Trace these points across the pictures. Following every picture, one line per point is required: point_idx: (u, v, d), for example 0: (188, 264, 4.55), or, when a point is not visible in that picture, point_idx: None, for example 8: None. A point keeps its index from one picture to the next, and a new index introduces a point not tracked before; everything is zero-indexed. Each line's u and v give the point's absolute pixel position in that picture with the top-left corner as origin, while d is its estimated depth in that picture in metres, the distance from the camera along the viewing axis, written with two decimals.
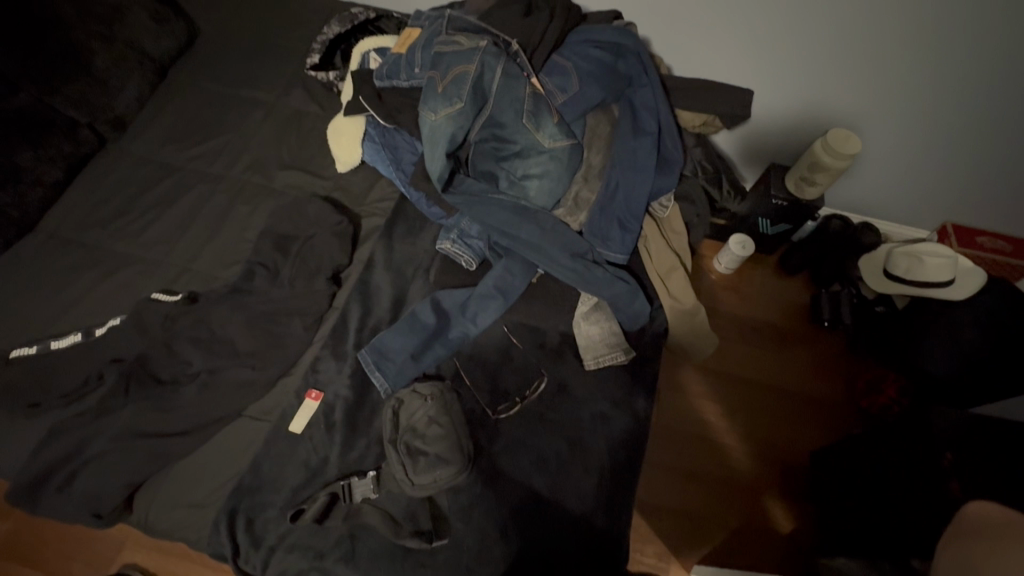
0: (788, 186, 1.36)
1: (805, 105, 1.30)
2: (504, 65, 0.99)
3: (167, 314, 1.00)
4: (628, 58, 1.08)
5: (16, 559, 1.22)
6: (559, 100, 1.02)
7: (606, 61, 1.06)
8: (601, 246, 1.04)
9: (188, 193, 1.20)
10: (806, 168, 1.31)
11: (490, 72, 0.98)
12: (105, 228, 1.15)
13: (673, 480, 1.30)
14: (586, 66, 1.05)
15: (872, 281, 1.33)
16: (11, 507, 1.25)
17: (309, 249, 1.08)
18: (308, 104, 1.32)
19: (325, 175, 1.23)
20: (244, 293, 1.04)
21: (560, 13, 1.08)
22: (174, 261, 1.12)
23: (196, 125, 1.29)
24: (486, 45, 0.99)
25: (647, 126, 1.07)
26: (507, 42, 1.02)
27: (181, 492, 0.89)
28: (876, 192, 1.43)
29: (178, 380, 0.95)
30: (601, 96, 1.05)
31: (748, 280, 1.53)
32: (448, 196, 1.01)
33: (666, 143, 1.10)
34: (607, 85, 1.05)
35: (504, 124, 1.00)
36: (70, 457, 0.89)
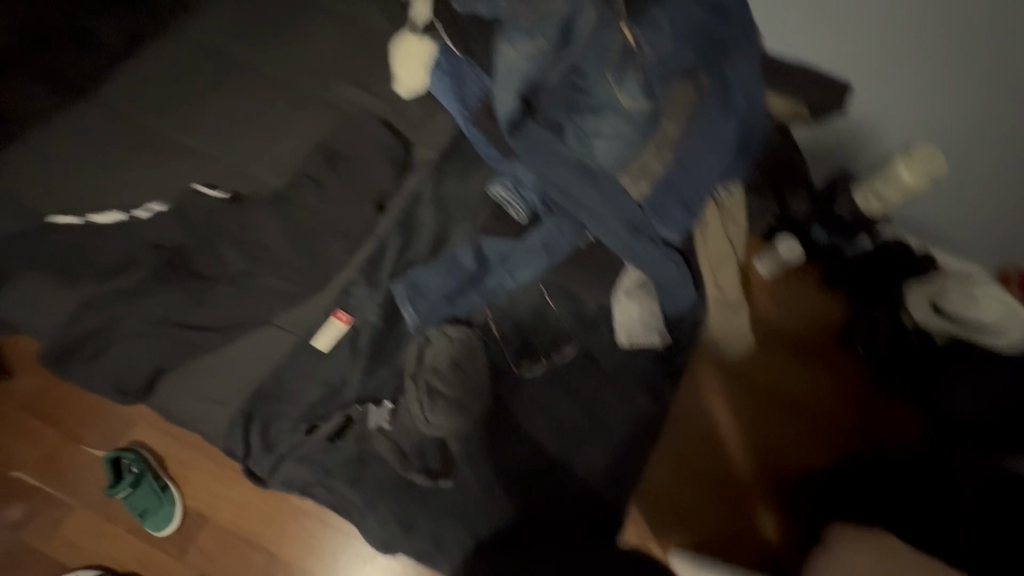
0: (855, 198, 1.28)
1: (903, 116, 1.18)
2: (600, 9, 0.90)
3: (209, 210, 0.99)
4: (731, 24, 0.99)
5: (35, 414, 1.28)
6: (649, 58, 0.93)
7: (708, 24, 0.97)
8: (659, 221, 0.99)
9: (247, 91, 1.17)
10: (879, 182, 1.23)
11: (581, 14, 0.89)
12: (157, 109, 1.13)
13: (669, 467, 1.30)
14: (685, 24, 0.96)
15: (917, 314, 1.27)
16: (35, 365, 1.31)
17: (357, 169, 1.06)
18: (377, 16, 1.26)
19: (384, 96, 1.19)
20: (287, 201, 1.03)
21: None
22: (221, 156, 1.10)
23: (260, 18, 1.24)
24: None
25: (736, 104, 0.99)
26: None
27: (199, 386, 0.89)
28: (950, 222, 1.32)
29: (211, 276, 0.94)
30: (693, 60, 0.96)
31: (787, 285, 1.47)
32: (510, 140, 0.96)
33: (750, 126, 1.03)
34: (702, 51, 0.96)
35: (586, 74, 0.92)
36: (101, 330, 0.90)
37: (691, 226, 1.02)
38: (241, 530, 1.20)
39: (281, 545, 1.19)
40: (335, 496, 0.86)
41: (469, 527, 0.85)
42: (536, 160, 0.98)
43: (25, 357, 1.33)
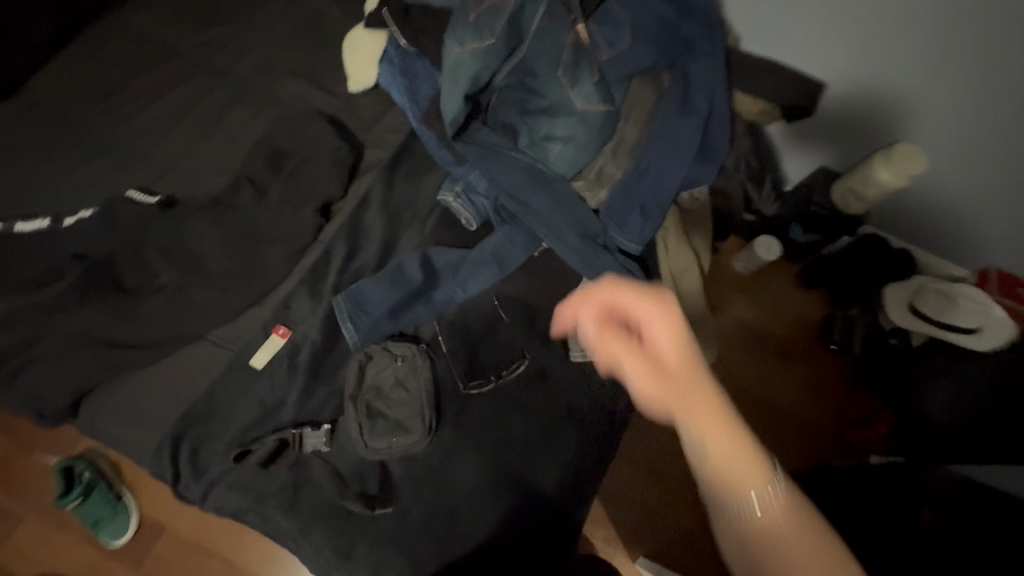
0: (832, 193, 1.23)
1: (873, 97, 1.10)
2: (550, 3, 0.85)
3: (140, 217, 0.92)
4: (695, 18, 0.93)
5: None
6: (604, 56, 0.89)
7: (668, 19, 0.91)
8: (616, 231, 0.93)
9: (187, 86, 1.10)
10: (858, 180, 1.17)
11: (532, 7, 0.84)
12: (89, 105, 1.05)
13: (638, 472, 1.27)
14: (643, 19, 0.90)
15: (893, 312, 1.22)
16: None
17: (303, 172, 1.00)
18: (331, 5, 1.19)
19: (336, 92, 1.12)
20: (227, 207, 0.97)
21: None
22: (159, 157, 1.03)
23: (207, 8, 1.17)
24: None
25: (699, 105, 0.91)
26: None
27: (127, 406, 0.85)
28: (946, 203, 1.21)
29: (140, 290, 0.88)
30: (652, 59, 0.90)
31: (764, 285, 1.43)
32: (458, 144, 0.91)
33: (714, 131, 0.94)
34: (662, 47, 0.90)
35: (536, 73, 0.87)
36: (18, 349, 0.84)
37: (652, 234, 0.94)
38: (196, 539, 1.17)
39: (240, 560, 1.15)
40: (268, 525, 0.82)
41: (408, 556, 0.81)
42: (484, 167, 0.92)
43: None
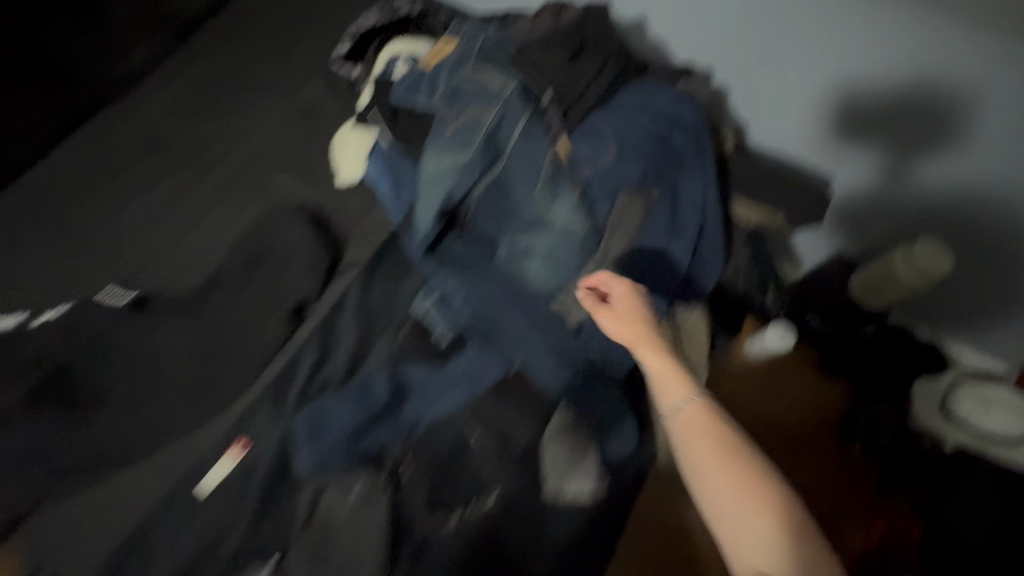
0: (855, 285, 1.24)
1: (866, 67, 1.07)
2: (526, 124, 0.87)
3: (109, 320, 0.91)
4: (684, 134, 0.91)
5: None
6: (586, 171, 0.87)
7: (655, 133, 0.89)
8: (600, 353, 0.88)
9: (176, 180, 1.10)
10: (881, 276, 1.18)
11: (508, 128, 0.87)
12: (76, 197, 1.06)
13: None
14: (628, 134, 0.88)
15: (925, 417, 1.14)
16: None
17: (278, 273, 0.98)
18: (327, 99, 1.21)
19: (323, 186, 1.12)
20: (198, 308, 0.94)
21: (610, 67, 0.92)
22: (137, 251, 1.02)
23: (205, 101, 1.20)
24: (511, 94, 0.88)
25: (688, 226, 0.89)
26: (538, 93, 0.89)
27: (62, 531, 0.78)
28: (982, 206, 1.12)
29: (97, 401, 0.86)
30: (637, 174, 0.87)
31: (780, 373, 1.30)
32: (430, 260, 0.91)
33: (705, 249, 0.92)
34: (648, 163, 0.87)
35: (512, 191, 0.88)
36: None
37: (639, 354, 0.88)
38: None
39: None
40: None
41: None
42: (458, 280, 0.90)
43: None
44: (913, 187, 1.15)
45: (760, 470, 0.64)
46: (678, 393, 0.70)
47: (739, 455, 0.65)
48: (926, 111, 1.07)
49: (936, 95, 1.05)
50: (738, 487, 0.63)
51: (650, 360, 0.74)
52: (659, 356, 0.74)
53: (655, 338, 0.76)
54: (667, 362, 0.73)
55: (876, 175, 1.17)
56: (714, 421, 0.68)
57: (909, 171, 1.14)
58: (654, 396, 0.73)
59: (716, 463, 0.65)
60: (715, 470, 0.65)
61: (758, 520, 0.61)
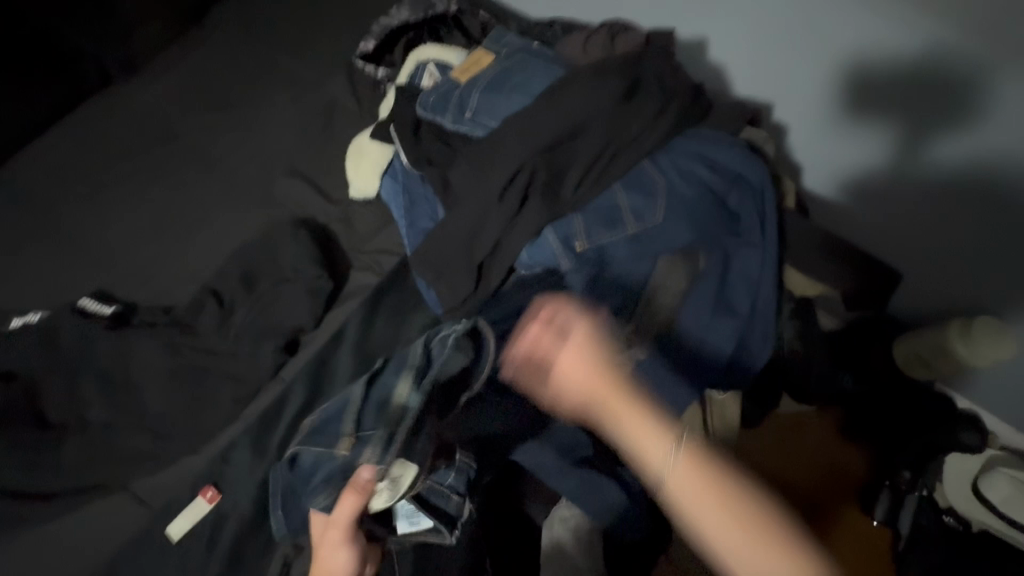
0: (897, 354, 1.07)
1: (850, 39, 0.92)
2: (560, 177, 0.79)
3: (86, 333, 0.84)
4: (744, 197, 0.80)
5: None
6: (629, 229, 0.78)
7: (710, 193, 0.79)
8: None
9: (176, 177, 1.01)
10: (930, 349, 1.02)
11: (541, 176, 0.79)
12: (71, 189, 0.99)
13: None
14: (680, 192, 0.78)
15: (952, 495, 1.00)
16: None
17: (273, 295, 0.89)
18: (346, 98, 1.11)
19: (333, 198, 1.02)
20: (184, 328, 0.87)
21: (668, 104, 0.82)
22: (126, 255, 0.94)
23: (216, 89, 1.11)
24: (548, 137, 0.79)
25: (738, 305, 0.79)
26: (580, 131, 0.80)
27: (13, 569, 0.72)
28: (998, 171, 0.88)
29: (67, 425, 0.79)
30: (685, 239, 0.77)
31: (798, 430, 1.18)
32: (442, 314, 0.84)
33: (756, 333, 0.81)
34: (700, 226, 0.77)
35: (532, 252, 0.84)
36: None
37: None
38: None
39: None
40: None
41: None
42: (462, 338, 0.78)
43: None
44: (925, 170, 0.94)
45: (739, 502, 0.53)
46: (659, 447, 0.56)
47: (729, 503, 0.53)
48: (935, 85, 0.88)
49: (948, 68, 0.86)
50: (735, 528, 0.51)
51: (591, 392, 0.60)
52: (590, 365, 0.61)
53: (593, 361, 0.61)
54: (637, 417, 0.58)
55: (888, 156, 0.97)
56: (704, 477, 0.54)
57: (920, 148, 0.93)
58: (611, 425, 0.59)
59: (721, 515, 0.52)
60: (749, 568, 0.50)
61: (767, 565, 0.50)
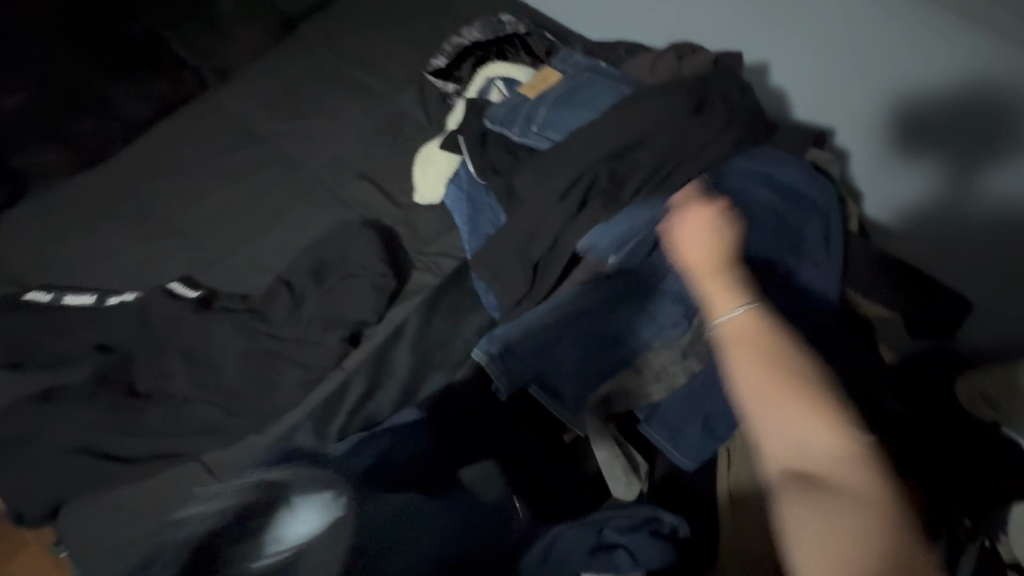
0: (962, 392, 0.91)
1: (911, 71, 0.92)
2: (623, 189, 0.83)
3: (173, 313, 0.91)
4: (809, 218, 0.81)
5: None
6: None
7: (776, 212, 0.80)
8: (668, 446, 0.80)
9: (258, 176, 1.10)
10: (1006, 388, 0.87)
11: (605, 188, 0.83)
12: (166, 183, 1.08)
13: None
14: (747, 210, 0.79)
15: None
16: None
17: (341, 288, 0.95)
18: (416, 110, 1.18)
19: (399, 202, 1.08)
20: (258, 314, 0.93)
21: (732, 123, 0.84)
22: (211, 245, 1.02)
23: (298, 98, 1.20)
24: (613, 151, 0.83)
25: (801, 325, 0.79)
26: (644, 146, 0.84)
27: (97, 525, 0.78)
28: None
29: (152, 396, 0.86)
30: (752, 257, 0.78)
31: None
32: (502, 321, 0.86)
33: None
34: (766, 245, 0.78)
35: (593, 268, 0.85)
36: (19, 439, 0.81)
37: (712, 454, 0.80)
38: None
39: None
40: None
41: None
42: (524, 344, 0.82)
43: None
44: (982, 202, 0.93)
45: (813, 387, 0.46)
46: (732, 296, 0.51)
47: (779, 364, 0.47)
48: (980, 126, 0.89)
49: (997, 100, 0.86)
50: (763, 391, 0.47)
51: (696, 261, 0.55)
52: (711, 232, 0.56)
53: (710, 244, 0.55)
54: (724, 281, 0.53)
55: (938, 192, 0.98)
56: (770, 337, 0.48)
57: (975, 181, 0.93)
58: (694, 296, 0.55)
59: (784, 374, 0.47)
60: (798, 433, 0.45)
61: (816, 433, 0.45)
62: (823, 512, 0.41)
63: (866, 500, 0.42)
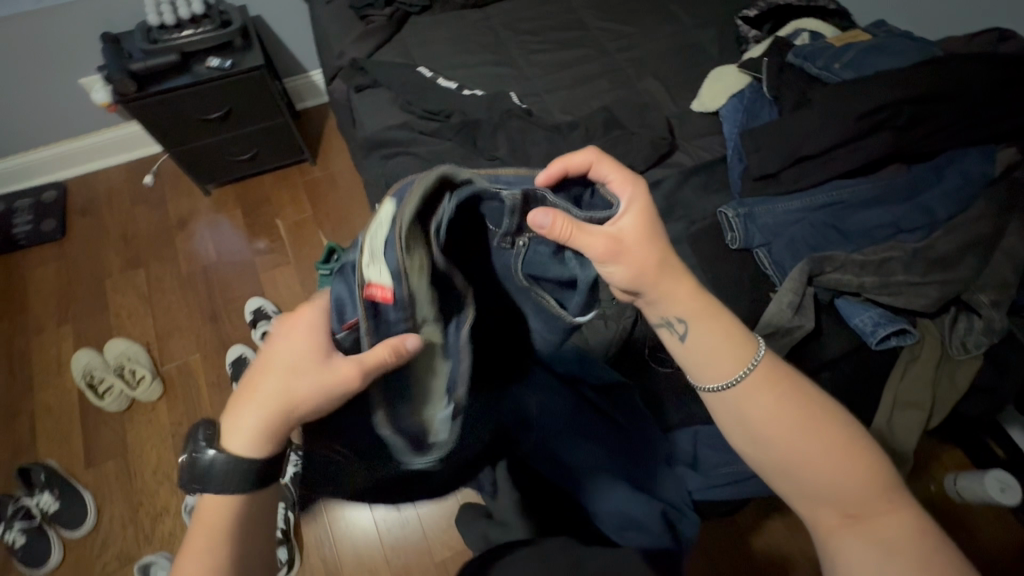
0: None
1: None
2: (899, 123, 1.01)
3: (508, 110, 1.26)
4: None
5: (311, 201, 1.90)
6: (932, 185, 1.00)
7: (1008, 178, 0.97)
8: (849, 316, 0.97)
9: (580, 51, 1.42)
10: None
11: (887, 118, 1.01)
12: (516, 35, 1.45)
13: (737, 549, 1.33)
14: (977, 174, 0.99)
15: None
16: (327, 175, 1.94)
17: (625, 139, 1.22)
18: (714, 44, 1.42)
19: (679, 102, 1.32)
20: (561, 135, 1.24)
21: (1010, 107, 1.00)
22: (536, 83, 1.36)
23: (624, 9, 1.50)
24: (901, 96, 1.01)
25: (1010, 264, 0.92)
26: (929, 99, 1.01)
27: None
28: None
29: (484, 154, 1.20)
30: (983, 206, 0.95)
31: (979, 531, 1.36)
32: (745, 196, 1.08)
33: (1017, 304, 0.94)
34: (1000, 199, 0.95)
35: (845, 182, 1.03)
36: (402, 144, 1.22)
37: (878, 335, 0.94)
38: None
39: None
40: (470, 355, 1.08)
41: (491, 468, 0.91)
42: (759, 213, 1.04)
43: (329, 164, 1.97)
44: None
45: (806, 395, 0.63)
46: (732, 354, 0.63)
47: (805, 401, 0.62)
48: None
49: None
50: (796, 410, 0.61)
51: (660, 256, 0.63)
52: (790, 411, 0.61)
53: (653, 241, 0.62)
54: (802, 415, 0.60)
55: None
56: (781, 382, 0.62)
57: None
58: (695, 338, 0.63)
59: (815, 434, 0.59)
60: (820, 445, 0.59)
61: (819, 435, 0.59)
62: (789, 413, 0.60)
63: (842, 450, 0.59)
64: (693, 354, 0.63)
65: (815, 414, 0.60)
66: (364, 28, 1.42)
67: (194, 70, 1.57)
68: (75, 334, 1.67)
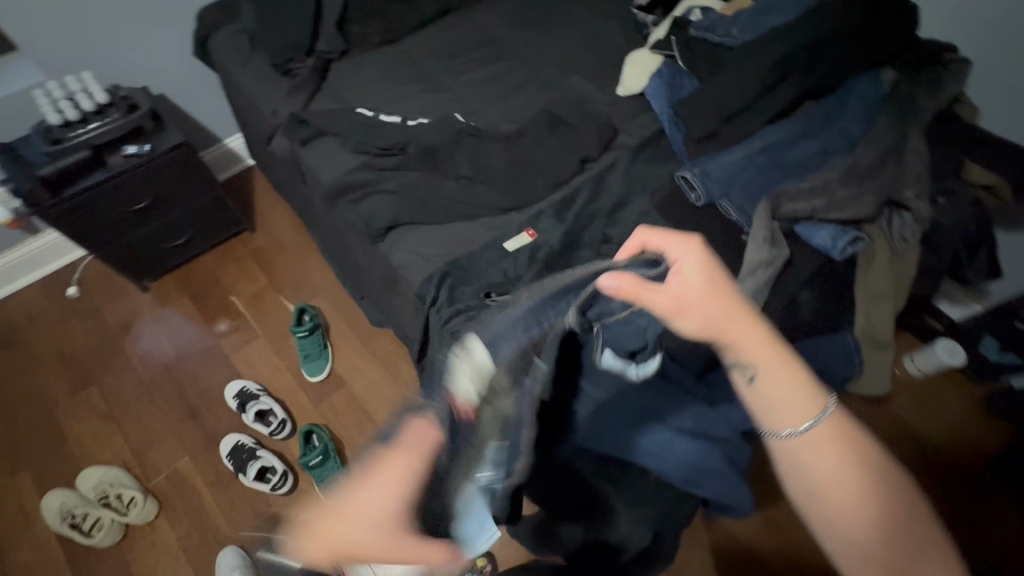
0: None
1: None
2: (800, 67, 1.17)
3: (457, 130, 1.30)
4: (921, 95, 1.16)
5: (263, 269, 1.82)
6: (841, 112, 1.17)
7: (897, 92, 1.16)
8: (808, 238, 1.10)
9: (503, 64, 1.50)
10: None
11: (789, 64, 1.17)
12: (439, 61, 1.50)
13: (764, 473, 1.45)
14: (871, 94, 1.17)
15: None
16: (272, 239, 1.88)
17: (573, 133, 1.31)
18: (619, 34, 1.55)
19: (607, 90, 1.44)
20: (514, 141, 1.30)
21: (879, 35, 1.20)
22: (472, 100, 1.42)
23: (529, 19, 1.60)
24: (795, 44, 1.18)
25: (918, 160, 1.10)
26: (817, 41, 1.18)
27: (419, 243, 1.17)
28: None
29: (448, 175, 1.24)
30: (885, 118, 1.13)
31: (945, 393, 1.57)
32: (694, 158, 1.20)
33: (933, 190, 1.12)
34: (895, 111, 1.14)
35: (771, 125, 1.18)
36: (366, 183, 1.23)
37: (837, 247, 1.07)
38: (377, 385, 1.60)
39: None
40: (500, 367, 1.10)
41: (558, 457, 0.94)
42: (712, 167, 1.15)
43: (271, 227, 1.90)
44: None
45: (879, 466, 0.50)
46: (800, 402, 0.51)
47: (876, 480, 0.49)
48: None
49: None
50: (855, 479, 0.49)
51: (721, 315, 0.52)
52: (848, 490, 0.49)
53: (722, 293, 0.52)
54: (872, 488, 0.49)
55: None
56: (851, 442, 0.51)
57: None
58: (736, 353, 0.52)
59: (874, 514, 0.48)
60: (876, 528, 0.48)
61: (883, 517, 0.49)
62: (859, 476, 0.49)
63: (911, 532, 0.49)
64: (763, 397, 0.52)
65: (887, 495, 0.49)
66: (288, 83, 1.41)
67: (109, 162, 1.48)
68: (36, 475, 1.49)
